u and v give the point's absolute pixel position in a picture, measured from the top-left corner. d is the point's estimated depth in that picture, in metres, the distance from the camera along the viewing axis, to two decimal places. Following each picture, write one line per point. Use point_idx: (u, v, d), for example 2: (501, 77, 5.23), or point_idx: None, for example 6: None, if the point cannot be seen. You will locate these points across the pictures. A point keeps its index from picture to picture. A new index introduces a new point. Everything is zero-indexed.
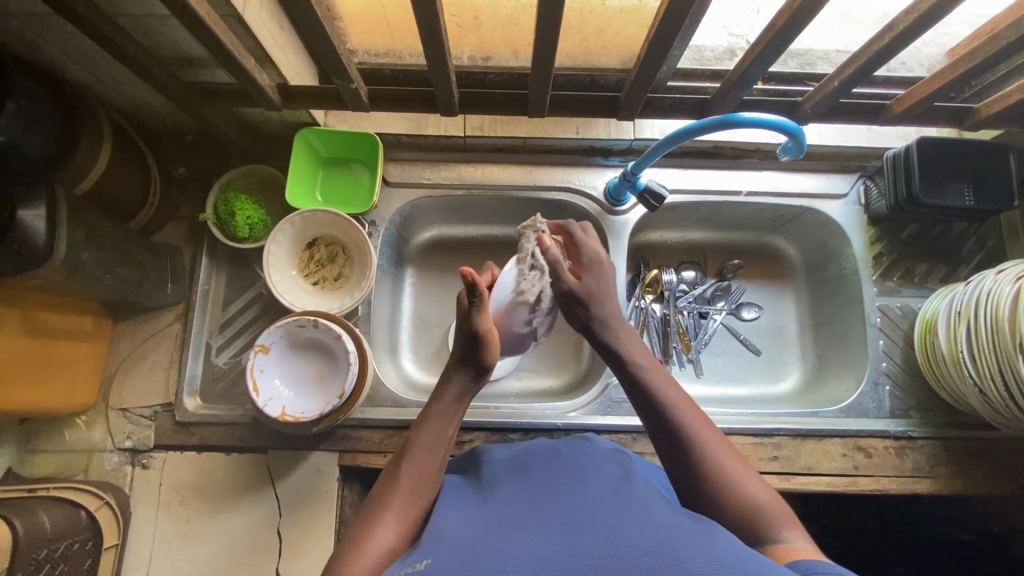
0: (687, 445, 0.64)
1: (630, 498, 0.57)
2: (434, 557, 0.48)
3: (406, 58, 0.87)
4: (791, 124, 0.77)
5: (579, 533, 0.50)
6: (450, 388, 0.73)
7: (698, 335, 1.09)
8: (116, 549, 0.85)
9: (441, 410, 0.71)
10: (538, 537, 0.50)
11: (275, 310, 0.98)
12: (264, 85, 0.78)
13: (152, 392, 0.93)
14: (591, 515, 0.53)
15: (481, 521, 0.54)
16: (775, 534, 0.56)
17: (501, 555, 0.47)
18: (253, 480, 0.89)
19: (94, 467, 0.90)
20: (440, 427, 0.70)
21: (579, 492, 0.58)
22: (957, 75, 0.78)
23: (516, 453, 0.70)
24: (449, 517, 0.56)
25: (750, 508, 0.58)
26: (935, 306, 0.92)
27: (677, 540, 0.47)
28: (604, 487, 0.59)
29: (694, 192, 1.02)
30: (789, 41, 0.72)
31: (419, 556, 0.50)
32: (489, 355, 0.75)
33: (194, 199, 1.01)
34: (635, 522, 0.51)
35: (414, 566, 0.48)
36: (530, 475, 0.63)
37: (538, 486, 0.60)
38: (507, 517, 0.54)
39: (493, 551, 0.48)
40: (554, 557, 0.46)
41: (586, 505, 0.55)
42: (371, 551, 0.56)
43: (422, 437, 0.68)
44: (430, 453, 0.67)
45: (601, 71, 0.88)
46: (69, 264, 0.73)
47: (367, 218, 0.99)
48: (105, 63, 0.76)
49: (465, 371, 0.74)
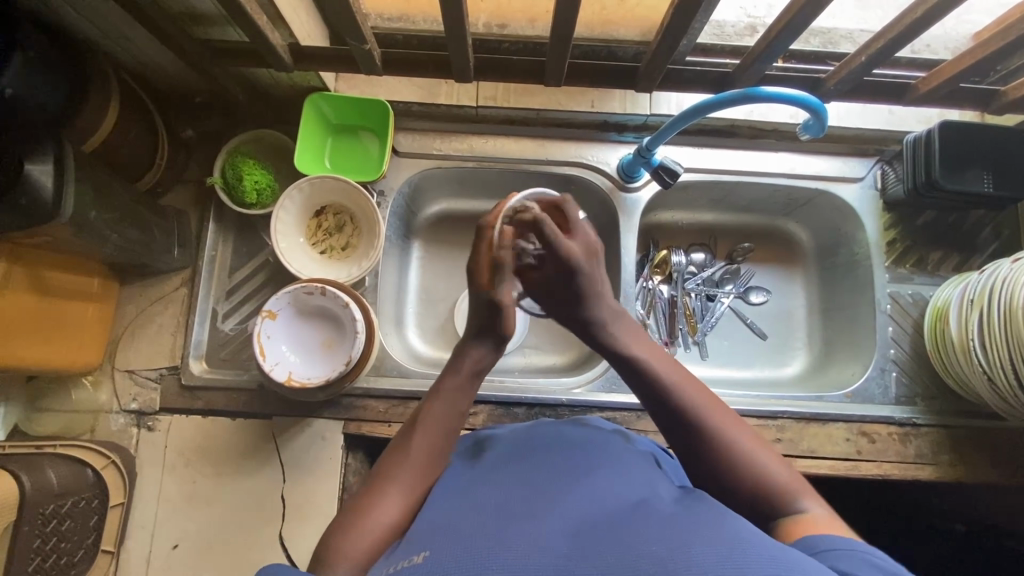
0: (689, 422, 0.61)
1: (634, 487, 0.56)
2: (431, 549, 0.47)
3: (421, 23, 0.85)
4: (813, 100, 0.74)
5: (583, 523, 0.49)
6: (468, 359, 0.69)
7: (705, 317, 1.08)
8: (121, 508, 0.86)
9: (460, 383, 0.68)
10: (541, 524, 0.49)
11: (283, 278, 0.97)
12: (276, 45, 0.76)
13: (158, 354, 0.93)
14: (595, 504, 0.52)
15: (482, 506, 0.53)
16: (795, 506, 0.55)
17: (503, 543, 0.46)
18: (256, 444, 0.90)
19: (100, 428, 0.90)
20: (455, 402, 0.68)
21: (583, 480, 0.57)
22: (991, 53, 0.75)
23: (518, 437, 0.70)
24: (448, 504, 0.56)
25: (767, 481, 0.57)
26: (947, 294, 0.91)
27: (687, 527, 0.46)
28: (610, 474, 0.58)
29: (708, 171, 1.01)
30: (818, 13, 0.69)
31: (417, 547, 0.49)
32: (506, 323, 0.69)
33: (200, 163, 0.99)
34: (641, 511, 0.50)
35: (411, 559, 0.47)
36: (531, 462, 0.62)
37: (543, 474, 0.59)
38: (509, 505, 0.53)
39: (493, 540, 0.46)
40: (557, 545, 0.45)
41: (588, 493, 0.54)
42: (376, 525, 0.56)
43: (435, 409, 0.66)
44: (442, 424, 0.66)
45: (618, 43, 0.86)
46: (76, 222, 0.72)
47: (376, 188, 0.98)
48: (111, 17, 0.74)
49: (484, 343, 0.70)
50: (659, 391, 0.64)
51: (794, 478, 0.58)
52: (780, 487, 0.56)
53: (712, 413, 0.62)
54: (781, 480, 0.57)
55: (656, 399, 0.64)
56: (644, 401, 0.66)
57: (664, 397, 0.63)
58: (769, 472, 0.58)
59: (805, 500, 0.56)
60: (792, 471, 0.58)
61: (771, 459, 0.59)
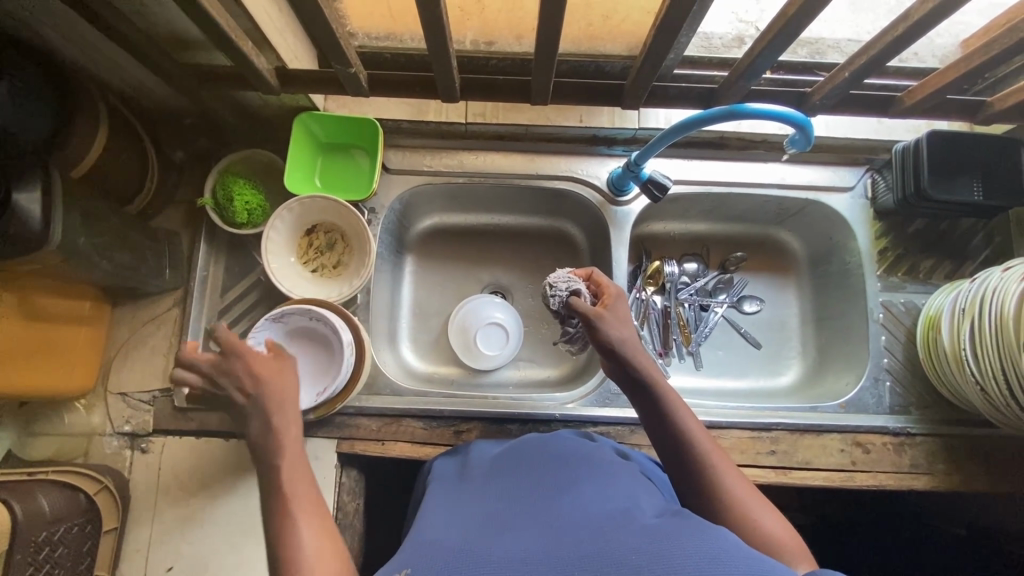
0: (696, 470, 0.63)
1: (618, 496, 0.56)
2: (413, 567, 0.46)
3: (407, 42, 0.85)
4: (800, 116, 0.74)
5: (565, 532, 0.49)
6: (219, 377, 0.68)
7: (698, 327, 1.08)
8: (116, 532, 0.86)
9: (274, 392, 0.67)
10: (524, 538, 0.49)
11: (275, 297, 0.98)
12: (262, 68, 0.76)
13: (151, 376, 0.93)
14: (576, 512, 0.53)
15: (469, 523, 0.54)
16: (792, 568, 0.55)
17: (486, 557, 0.46)
18: (250, 464, 0.90)
19: (93, 451, 0.90)
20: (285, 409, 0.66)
21: (566, 491, 0.57)
22: (976, 64, 0.75)
23: (504, 454, 0.70)
24: (433, 521, 0.56)
25: (766, 540, 0.57)
26: (939, 302, 0.91)
27: (665, 534, 0.47)
28: (592, 483, 0.59)
29: (698, 183, 1.01)
30: (801, 30, 0.70)
31: (400, 565, 0.48)
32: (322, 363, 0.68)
33: (191, 184, 1.00)
34: (624, 518, 0.51)
35: None
36: (518, 476, 0.63)
37: (529, 488, 0.60)
38: (494, 520, 0.54)
39: (478, 558, 0.47)
40: (538, 558, 0.46)
41: (573, 505, 0.54)
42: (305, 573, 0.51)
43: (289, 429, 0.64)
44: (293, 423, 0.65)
45: (606, 59, 0.86)
46: (65, 248, 0.72)
47: (367, 205, 0.98)
48: (98, 43, 0.74)
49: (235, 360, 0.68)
50: (672, 434, 0.66)
51: (794, 540, 0.58)
52: (780, 546, 0.57)
53: (721, 466, 0.63)
54: (782, 540, 0.57)
55: (669, 441, 0.66)
56: (648, 428, 0.69)
57: (668, 426, 0.67)
58: (762, 524, 0.59)
59: (800, 563, 0.56)
60: (793, 533, 0.59)
61: (773, 519, 0.59)
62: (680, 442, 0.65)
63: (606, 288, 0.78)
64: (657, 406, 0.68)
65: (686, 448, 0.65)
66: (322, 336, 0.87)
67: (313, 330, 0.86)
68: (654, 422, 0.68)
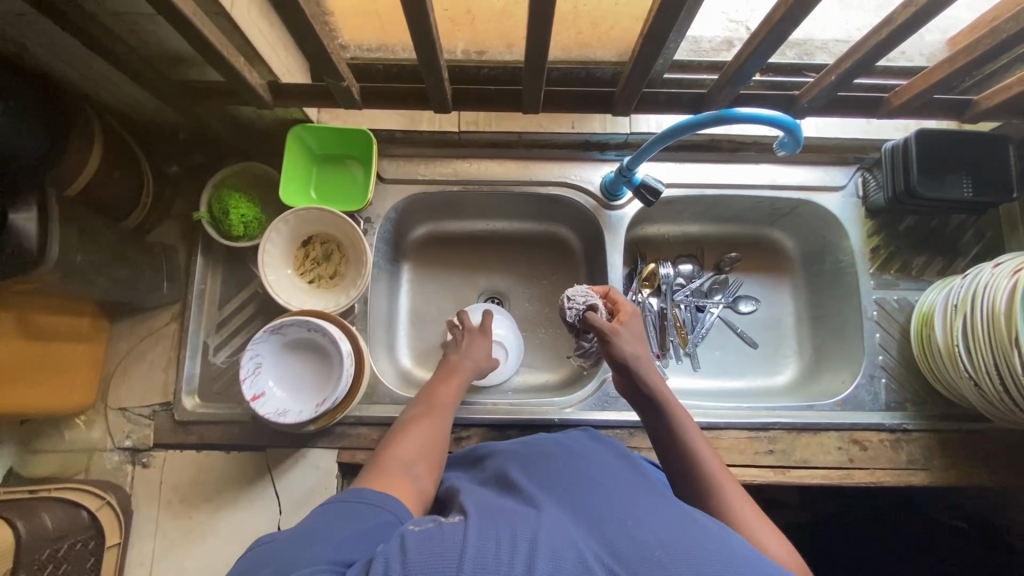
0: (698, 484, 0.65)
1: (641, 483, 0.59)
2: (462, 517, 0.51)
3: (399, 53, 0.86)
4: (788, 119, 0.75)
5: (596, 506, 0.52)
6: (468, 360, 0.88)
7: (695, 328, 1.09)
8: (119, 547, 0.86)
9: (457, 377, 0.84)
10: (557, 505, 0.53)
11: (273, 308, 0.98)
12: (255, 83, 0.77)
13: (150, 391, 0.93)
14: (606, 489, 0.56)
15: (498, 498, 0.56)
16: None
17: (523, 517, 0.50)
18: (251, 476, 0.90)
19: (94, 467, 0.90)
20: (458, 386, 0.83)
21: (594, 472, 0.61)
22: (962, 64, 0.76)
23: (524, 443, 0.73)
24: (467, 490, 0.60)
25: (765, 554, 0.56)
26: (932, 299, 0.92)
27: (688, 523, 0.49)
28: (619, 470, 0.62)
29: (691, 185, 1.02)
30: (787, 35, 0.71)
31: (447, 515, 0.53)
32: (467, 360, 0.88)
33: (187, 198, 1.00)
34: (651, 501, 0.54)
35: (442, 520, 0.51)
36: (546, 457, 0.66)
37: (558, 463, 0.64)
38: (531, 487, 0.57)
39: (516, 516, 0.50)
40: (571, 522, 0.49)
41: (601, 483, 0.58)
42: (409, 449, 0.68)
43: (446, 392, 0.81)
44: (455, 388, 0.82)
45: (596, 65, 0.88)
46: (63, 266, 0.72)
47: (363, 216, 0.99)
48: (93, 62, 0.75)
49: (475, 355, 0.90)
50: (678, 450, 0.69)
51: (794, 561, 0.56)
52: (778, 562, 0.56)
53: (724, 482, 0.64)
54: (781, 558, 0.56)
55: (675, 457, 0.69)
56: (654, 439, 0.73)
57: (676, 442, 0.70)
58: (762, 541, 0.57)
59: None
60: (794, 557, 0.57)
61: (774, 538, 0.58)
62: (685, 456, 0.68)
63: (622, 306, 0.84)
64: (666, 425, 0.72)
65: (690, 463, 0.67)
66: (322, 348, 0.87)
67: (313, 341, 0.87)
68: (662, 439, 0.71)
